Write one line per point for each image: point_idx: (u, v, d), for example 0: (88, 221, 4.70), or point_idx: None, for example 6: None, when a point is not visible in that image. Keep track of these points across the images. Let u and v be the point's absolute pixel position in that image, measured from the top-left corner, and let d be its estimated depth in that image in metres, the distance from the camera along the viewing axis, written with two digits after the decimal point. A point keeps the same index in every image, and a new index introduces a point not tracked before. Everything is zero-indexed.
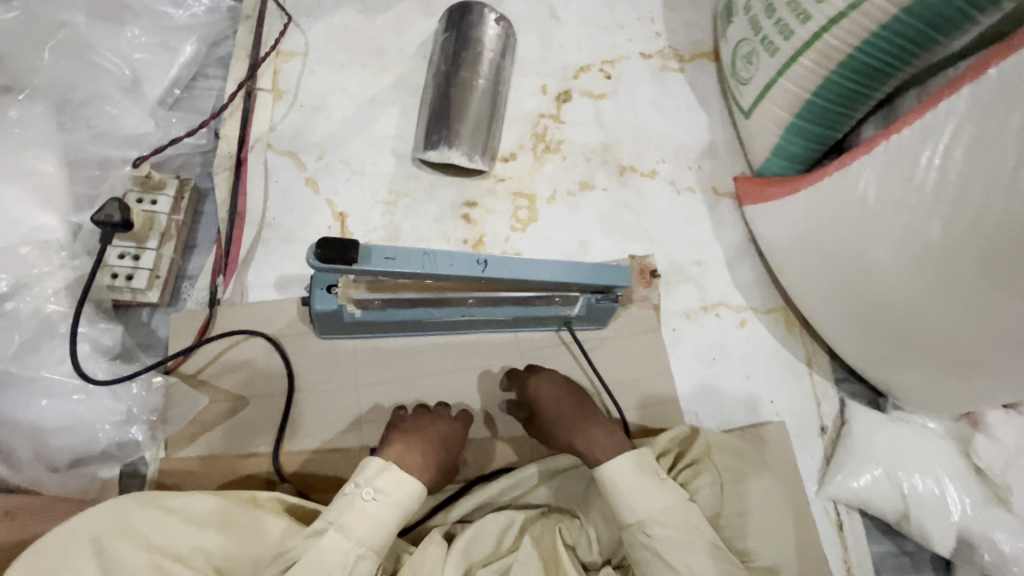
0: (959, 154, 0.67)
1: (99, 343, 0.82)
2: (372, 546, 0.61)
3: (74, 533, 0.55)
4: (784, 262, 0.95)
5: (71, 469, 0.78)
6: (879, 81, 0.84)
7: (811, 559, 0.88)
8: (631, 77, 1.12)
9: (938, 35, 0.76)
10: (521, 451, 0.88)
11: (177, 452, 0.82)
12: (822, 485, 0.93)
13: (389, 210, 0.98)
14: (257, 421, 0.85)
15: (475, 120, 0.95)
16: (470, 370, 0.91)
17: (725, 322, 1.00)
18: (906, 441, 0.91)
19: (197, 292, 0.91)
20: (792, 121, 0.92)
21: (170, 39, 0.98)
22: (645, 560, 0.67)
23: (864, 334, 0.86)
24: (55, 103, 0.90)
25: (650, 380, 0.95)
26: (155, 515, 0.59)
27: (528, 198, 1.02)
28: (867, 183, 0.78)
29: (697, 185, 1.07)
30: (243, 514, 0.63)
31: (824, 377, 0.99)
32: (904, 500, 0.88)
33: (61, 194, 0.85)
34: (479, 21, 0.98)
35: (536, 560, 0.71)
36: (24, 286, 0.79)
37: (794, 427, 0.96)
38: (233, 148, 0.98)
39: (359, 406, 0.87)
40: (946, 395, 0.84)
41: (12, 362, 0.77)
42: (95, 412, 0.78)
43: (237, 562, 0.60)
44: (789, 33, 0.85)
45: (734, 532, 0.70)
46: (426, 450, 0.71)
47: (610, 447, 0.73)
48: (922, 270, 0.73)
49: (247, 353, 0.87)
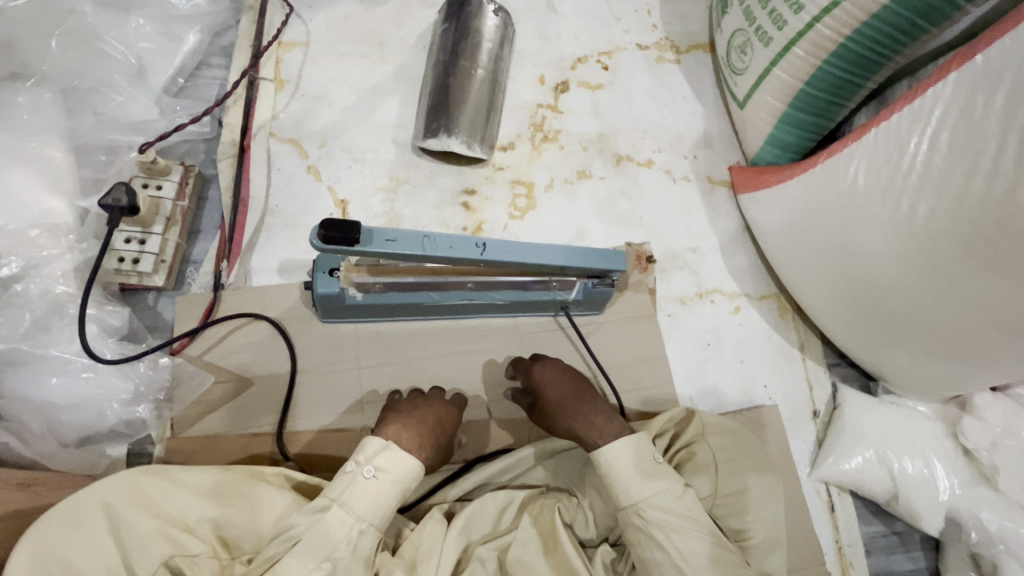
0: (944, 138, 0.69)
1: (107, 325, 0.84)
2: (373, 521, 0.63)
3: (88, 498, 0.57)
4: (777, 248, 0.97)
5: (79, 446, 0.80)
6: (871, 71, 0.85)
7: (802, 537, 0.90)
8: (628, 67, 1.13)
9: (928, 25, 0.77)
10: (518, 432, 0.90)
11: (182, 432, 0.84)
12: (814, 467, 0.95)
13: (389, 197, 1.00)
14: (260, 403, 0.86)
15: (474, 109, 0.97)
16: (469, 354, 0.93)
17: (720, 308, 1.02)
18: (895, 424, 0.93)
19: (201, 276, 0.92)
20: (785, 110, 0.94)
21: (175, 29, 1.00)
22: (640, 542, 0.68)
23: (853, 316, 0.88)
24: (62, 90, 0.91)
25: (646, 363, 0.97)
26: (164, 487, 0.61)
27: (527, 187, 1.04)
28: (857, 168, 0.80)
29: (692, 174, 1.09)
30: (245, 484, 0.65)
31: (817, 362, 1.01)
32: (894, 481, 0.90)
33: (69, 178, 0.87)
34: (478, 11, 0.99)
35: (535, 538, 0.73)
36: (34, 268, 0.81)
37: (786, 410, 0.98)
38: (236, 136, 1.00)
39: (360, 388, 0.89)
40: (934, 377, 0.86)
41: (24, 340, 0.79)
42: (104, 390, 0.81)
43: (239, 533, 0.62)
44: (783, 23, 0.87)
45: (728, 510, 0.72)
46: (422, 429, 0.72)
47: (608, 431, 0.75)
48: (908, 252, 0.75)
49: (250, 337, 0.89)
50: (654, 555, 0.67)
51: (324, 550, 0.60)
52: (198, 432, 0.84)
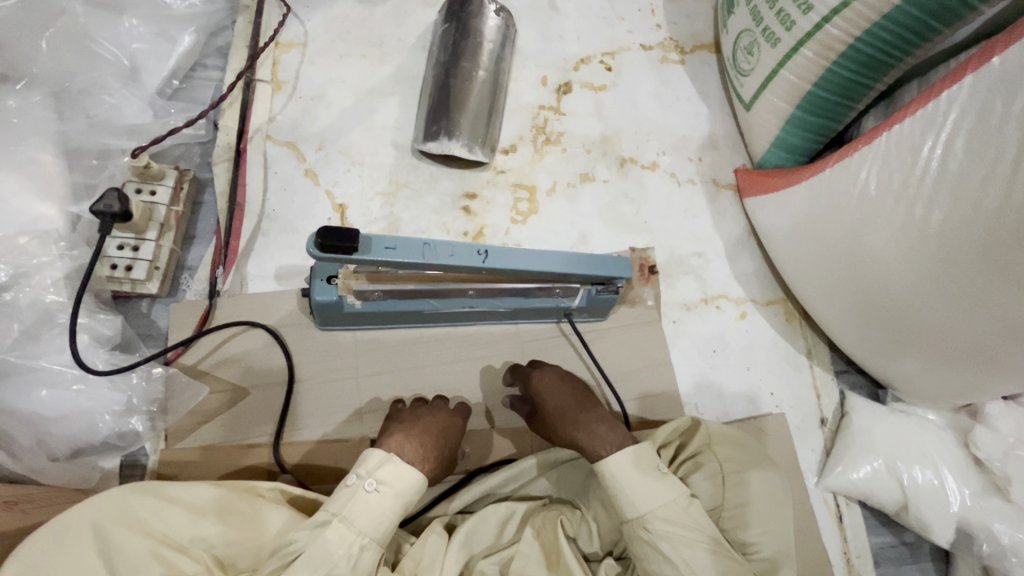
0: (960, 143, 0.67)
1: (99, 334, 0.82)
2: (375, 536, 0.61)
3: (77, 517, 0.55)
4: (785, 253, 0.95)
5: (71, 459, 0.78)
6: (881, 73, 0.83)
7: (810, 548, 0.88)
8: (631, 68, 1.11)
9: (941, 26, 0.75)
10: (521, 442, 0.88)
11: (176, 444, 0.82)
12: (822, 476, 0.93)
13: (389, 201, 0.98)
14: (257, 413, 0.85)
15: (474, 111, 0.95)
16: (470, 362, 0.91)
17: (725, 314, 1.01)
18: (906, 433, 0.91)
19: (196, 283, 0.91)
20: (792, 112, 0.92)
21: (169, 29, 0.98)
22: (647, 556, 0.67)
23: (863, 322, 0.86)
24: (53, 92, 0.90)
25: (651, 371, 0.95)
26: (156, 502, 0.59)
27: (529, 190, 1.02)
28: (868, 172, 0.78)
29: (697, 176, 1.07)
30: (242, 499, 0.63)
31: (824, 369, 1.00)
32: (904, 491, 0.88)
33: (60, 183, 0.85)
34: (479, 11, 0.97)
35: (537, 551, 0.71)
36: (23, 276, 0.79)
37: (793, 418, 0.96)
38: (232, 139, 0.98)
39: (359, 398, 0.87)
40: (946, 386, 0.84)
41: (12, 350, 0.77)
42: (95, 402, 0.78)
43: (236, 551, 0.60)
44: (791, 23, 0.85)
45: (735, 523, 0.70)
46: (426, 439, 0.70)
47: (611, 442, 0.73)
48: (920, 259, 0.73)
49: (247, 345, 0.87)
50: (660, 567, 0.65)
51: (324, 566, 0.58)
52: (194, 444, 0.82)
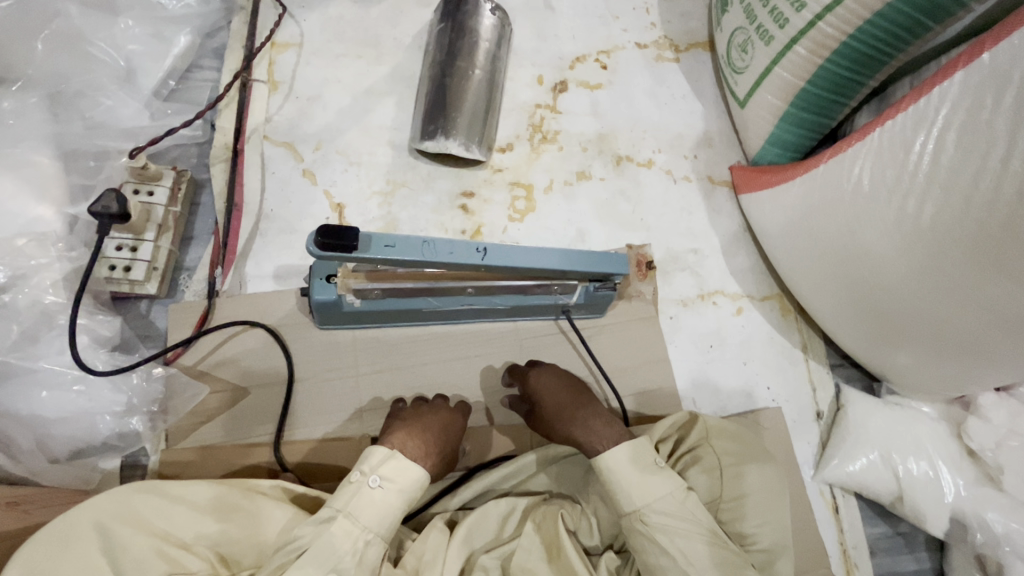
0: (950, 138, 0.68)
1: (99, 335, 0.82)
2: (378, 531, 0.62)
3: (80, 515, 0.56)
4: (780, 248, 0.96)
5: (71, 460, 0.78)
6: (874, 69, 0.84)
7: (809, 540, 0.89)
8: (626, 67, 1.12)
9: (933, 23, 0.76)
10: (520, 439, 0.89)
11: (177, 444, 0.83)
12: (818, 469, 0.94)
13: (386, 201, 0.98)
14: (258, 412, 0.85)
15: (471, 109, 0.95)
16: (469, 361, 0.91)
17: (722, 310, 1.01)
18: (901, 424, 0.93)
19: (194, 284, 0.91)
20: (786, 109, 0.93)
21: (164, 30, 0.98)
22: (645, 549, 0.67)
23: (857, 316, 0.87)
24: (49, 94, 0.89)
25: (648, 367, 0.95)
26: (158, 502, 0.59)
27: (526, 189, 1.02)
28: (861, 168, 0.79)
29: (693, 174, 1.08)
30: (243, 497, 0.64)
31: (819, 363, 1.01)
32: (899, 482, 0.90)
33: (57, 185, 0.85)
34: (474, 10, 0.97)
35: (538, 546, 0.71)
36: (22, 278, 0.79)
37: (789, 412, 0.97)
38: (229, 139, 0.98)
39: (359, 398, 0.87)
40: (938, 378, 0.85)
41: (11, 352, 0.77)
42: (96, 403, 0.79)
43: (239, 548, 0.61)
44: (784, 21, 0.86)
45: (733, 515, 0.70)
46: (427, 437, 0.71)
47: (609, 438, 0.73)
48: (914, 251, 0.73)
49: (246, 345, 0.88)
50: (659, 560, 0.66)
51: (330, 560, 0.58)
52: (194, 444, 0.83)
